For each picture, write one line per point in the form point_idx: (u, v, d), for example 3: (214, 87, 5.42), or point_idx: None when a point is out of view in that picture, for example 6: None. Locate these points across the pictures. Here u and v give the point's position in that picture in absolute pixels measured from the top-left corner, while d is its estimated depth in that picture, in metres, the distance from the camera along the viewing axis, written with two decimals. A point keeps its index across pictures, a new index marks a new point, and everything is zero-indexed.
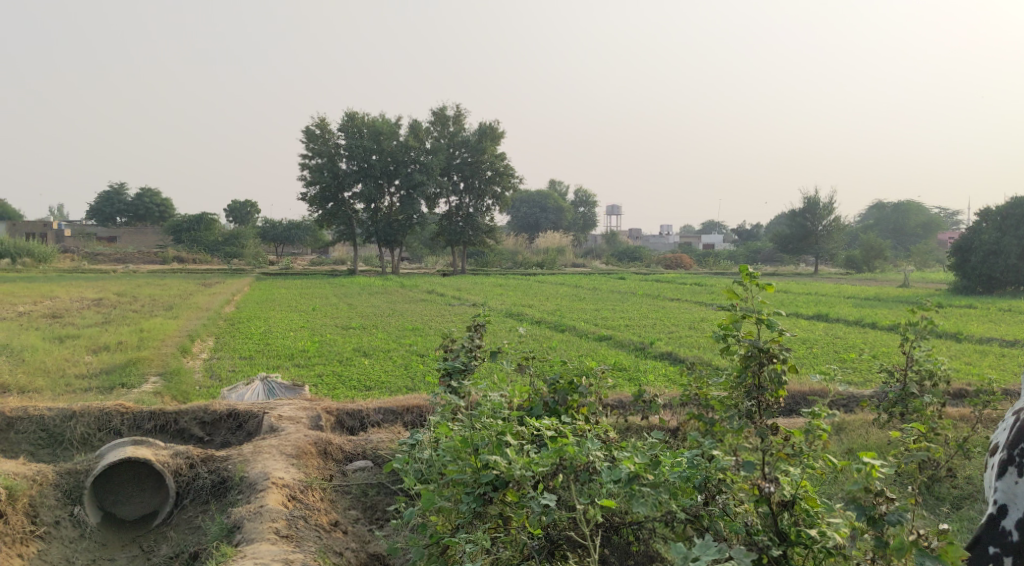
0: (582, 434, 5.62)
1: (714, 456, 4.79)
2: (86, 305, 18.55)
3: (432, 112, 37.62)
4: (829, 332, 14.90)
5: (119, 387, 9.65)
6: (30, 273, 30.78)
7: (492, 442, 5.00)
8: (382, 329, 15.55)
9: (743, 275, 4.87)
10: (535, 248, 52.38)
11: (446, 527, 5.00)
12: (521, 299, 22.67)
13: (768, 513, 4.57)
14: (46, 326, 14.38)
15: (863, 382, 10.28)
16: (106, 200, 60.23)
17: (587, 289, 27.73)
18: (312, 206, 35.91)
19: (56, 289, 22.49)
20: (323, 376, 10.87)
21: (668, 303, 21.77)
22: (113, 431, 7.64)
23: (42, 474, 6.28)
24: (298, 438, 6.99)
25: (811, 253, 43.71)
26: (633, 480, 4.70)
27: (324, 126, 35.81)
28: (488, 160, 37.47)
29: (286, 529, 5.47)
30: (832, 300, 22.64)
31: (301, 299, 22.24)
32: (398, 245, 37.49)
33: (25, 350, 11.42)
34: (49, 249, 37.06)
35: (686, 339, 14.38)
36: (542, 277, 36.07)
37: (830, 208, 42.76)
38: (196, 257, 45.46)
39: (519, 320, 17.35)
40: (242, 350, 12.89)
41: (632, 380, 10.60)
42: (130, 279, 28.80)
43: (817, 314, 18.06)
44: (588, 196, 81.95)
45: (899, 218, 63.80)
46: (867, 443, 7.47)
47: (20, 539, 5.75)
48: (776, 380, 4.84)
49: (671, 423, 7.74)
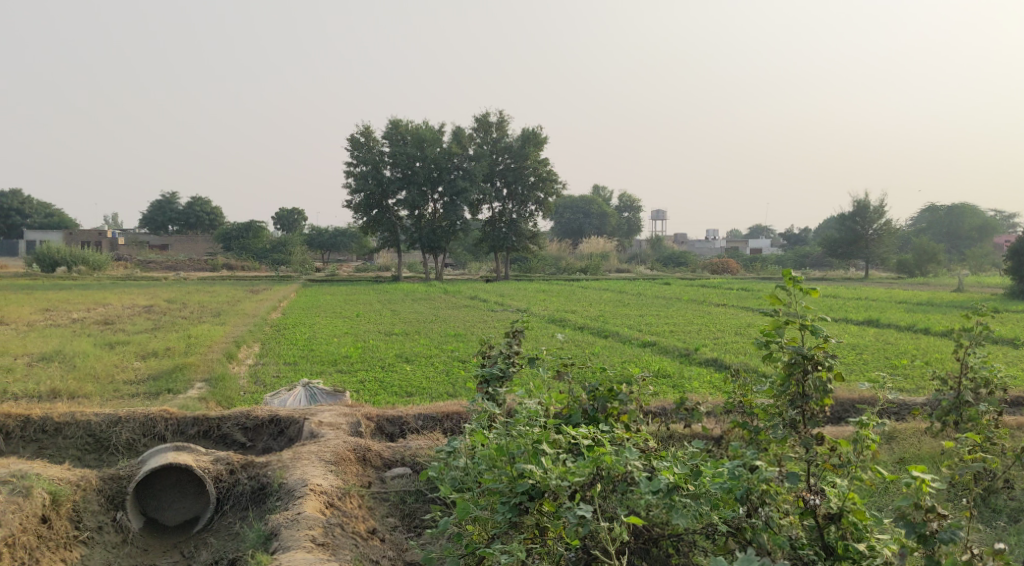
0: (620, 443, 5.51)
1: (756, 466, 4.58)
2: (137, 312, 18.97)
3: (475, 119, 37.67)
4: (880, 338, 14.48)
5: (165, 392, 9.79)
6: (85, 280, 31.73)
7: (528, 450, 4.94)
8: (425, 335, 15.60)
9: (786, 280, 4.72)
10: (579, 254, 52.14)
11: (482, 537, 4.94)
12: (564, 305, 22.58)
13: (814, 527, 4.45)
14: (98, 333, 14.69)
15: (916, 389, 9.94)
16: (158, 208, 61.76)
17: (631, 294, 27.46)
18: (357, 213, 36.32)
19: (110, 296, 23.09)
20: (365, 382, 10.89)
21: (712, 308, 21.43)
22: (157, 437, 7.76)
23: (86, 479, 6.39)
24: (338, 444, 7.00)
25: (861, 257, 42.76)
26: (674, 490, 4.57)
27: (369, 134, 36.17)
28: (531, 165, 37.43)
29: (322, 537, 5.48)
30: (884, 305, 22.06)
31: (346, 306, 22.46)
32: (443, 251, 37.69)
33: (77, 357, 11.67)
34: (103, 258, 38.11)
35: (732, 345, 14.13)
36: (585, 283, 35.83)
37: (881, 211, 41.71)
38: (245, 264, 46.28)
39: (563, 326, 17.28)
40: (287, 356, 13.03)
41: (675, 387, 10.42)
42: (180, 287, 29.41)
43: (868, 320, 17.57)
44: (632, 201, 81.32)
45: (953, 221, 62.02)
46: (919, 453, 7.18)
47: (63, 544, 5.86)
48: (821, 388, 4.64)
49: (715, 432, 7.56)
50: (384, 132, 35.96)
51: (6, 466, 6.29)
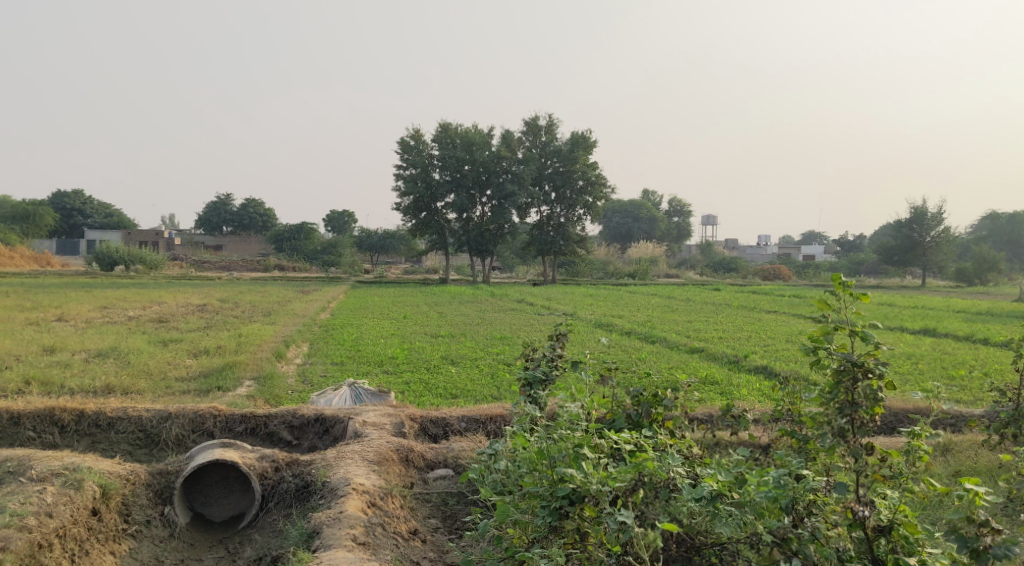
0: (663, 448, 5.42)
1: (803, 476, 4.44)
2: (191, 310, 19.41)
3: (525, 122, 37.76)
4: (937, 348, 14.05)
5: (215, 389, 9.98)
6: (142, 280, 32.68)
7: (569, 454, 4.88)
8: (470, 337, 15.61)
9: (835, 284, 4.59)
10: (627, 259, 51.79)
11: (522, 541, 4.90)
12: (611, 309, 22.47)
13: (862, 538, 4.31)
14: (152, 330, 15.09)
15: (973, 401, 9.61)
16: (213, 209, 63.24)
17: (680, 300, 27.27)
18: (406, 216, 36.72)
19: (165, 295, 23.69)
20: (410, 383, 10.97)
21: (763, 315, 21.04)
22: (206, 433, 7.91)
23: (135, 473, 6.53)
24: (381, 445, 7.03)
25: (918, 265, 41.68)
26: (716, 498, 4.52)
27: (419, 137, 36.48)
28: (580, 169, 37.29)
29: (363, 537, 5.52)
30: (941, 314, 21.46)
31: (394, 307, 22.66)
32: (490, 254, 37.84)
33: (131, 354, 11.99)
34: (159, 258, 39.20)
35: (782, 352, 13.84)
36: (633, 288, 35.50)
37: (939, 218, 40.52)
38: (296, 265, 47.12)
39: (609, 331, 17.15)
40: (334, 356, 13.15)
41: (723, 394, 10.22)
42: (232, 287, 29.98)
43: (924, 329, 17.05)
44: (683, 206, 80.45)
45: (1016, 228, 60.00)
46: (976, 466, 6.93)
47: (112, 537, 6.04)
48: (872, 396, 4.49)
49: (763, 441, 7.41)
50: (433, 136, 36.20)
51: (59, 459, 6.46)
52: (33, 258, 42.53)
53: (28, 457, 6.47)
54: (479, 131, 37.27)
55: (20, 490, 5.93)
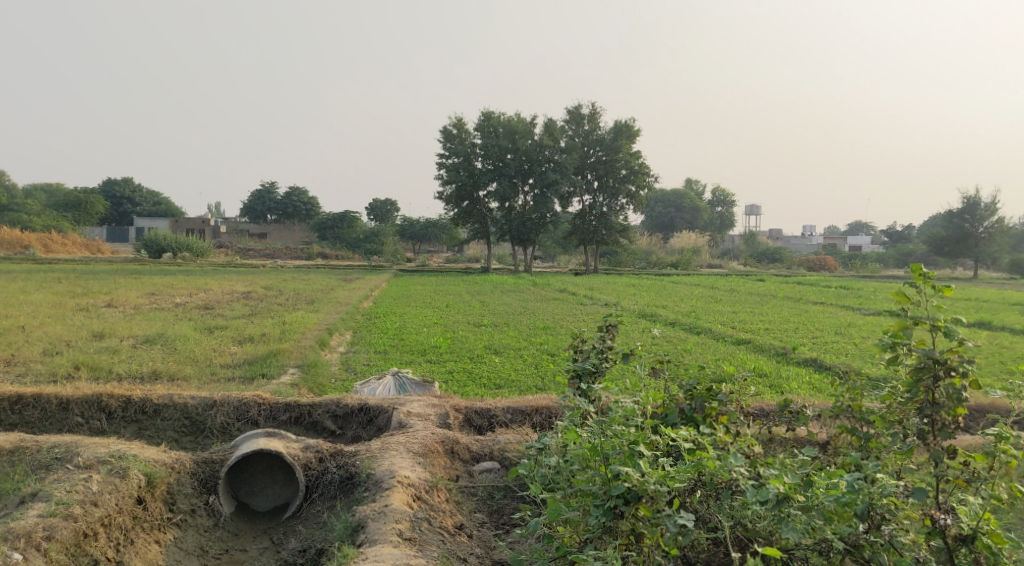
0: (721, 447, 5.13)
1: (877, 479, 4.12)
2: (236, 298, 19.59)
3: (567, 111, 37.34)
4: (996, 342, 13.51)
5: (259, 377, 9.96)
6: (191, 267, 33.34)
7: (624, 451, 4.65)
8: (513, 327, 15.41)
9: (916, 275, 4.27)
10: (669, 248, 51.22)
11: (574, 540, 4.72)
12: (655, 300, 22.19)
13: (942, 548, 4.02)
14: (199, 316, 15.22)
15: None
16: (258, 198, 64.10)
17: (724, 291, 26.74)
18: (448, 205, 36.74)
19: (211, 282, 23.98)
20: (454, 373, 10.84)
21: (811, 306, 20.53)
22: (250, 421, 7.86)
23: (180, 462, 6.47)
24: (425, 436, 6.88)
25: (970, 256, 40.39)
26: (783, 502, 4.12)
27: (461, 126, 36.41)
28: (623, 158, 36.78)
29: (409, 532, 5.38)
30: (996, 306, 20.75)
31: (436, 296, 22.60)
32: (532, 244, 37.60)
33: (177, 340, 12.06)
34: (205, 245, 39.67)
35: (832, 345, 13.41)
36: (676, 278, 34.91)
37: (992, 209, 39.14)
38: (339, 254, 47.43)
39: (653, 321, 16.86)
40: (377, 344, 13.10)
41: (774, 388, 9.91)
42: (276, 274, 30.20)
43: (981, 322, 16.42)
44: (726, 195, 79.21)
45: None
46: None
47: (157, 526, 6.00)
48: (955, 396, 4.16)
49: (822, 438, 7.06)
50: (475, 124, 35.98)
51: (106, 445, 6.43)
52: (83, 245, 43.33)
53: (76, 443, 6.45)
54: (522, 119, 36.98)
55: (67, 477, 5.92)
